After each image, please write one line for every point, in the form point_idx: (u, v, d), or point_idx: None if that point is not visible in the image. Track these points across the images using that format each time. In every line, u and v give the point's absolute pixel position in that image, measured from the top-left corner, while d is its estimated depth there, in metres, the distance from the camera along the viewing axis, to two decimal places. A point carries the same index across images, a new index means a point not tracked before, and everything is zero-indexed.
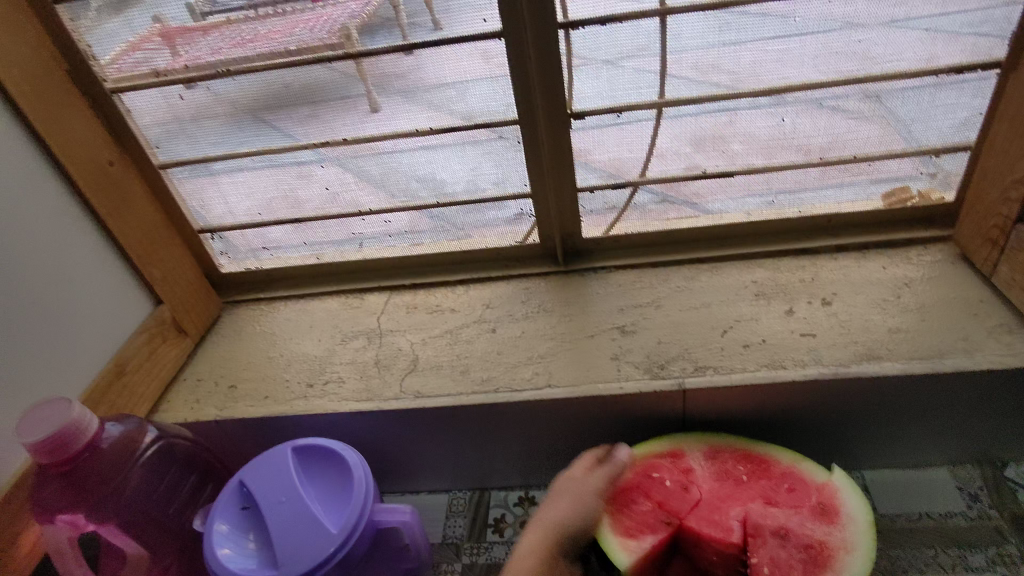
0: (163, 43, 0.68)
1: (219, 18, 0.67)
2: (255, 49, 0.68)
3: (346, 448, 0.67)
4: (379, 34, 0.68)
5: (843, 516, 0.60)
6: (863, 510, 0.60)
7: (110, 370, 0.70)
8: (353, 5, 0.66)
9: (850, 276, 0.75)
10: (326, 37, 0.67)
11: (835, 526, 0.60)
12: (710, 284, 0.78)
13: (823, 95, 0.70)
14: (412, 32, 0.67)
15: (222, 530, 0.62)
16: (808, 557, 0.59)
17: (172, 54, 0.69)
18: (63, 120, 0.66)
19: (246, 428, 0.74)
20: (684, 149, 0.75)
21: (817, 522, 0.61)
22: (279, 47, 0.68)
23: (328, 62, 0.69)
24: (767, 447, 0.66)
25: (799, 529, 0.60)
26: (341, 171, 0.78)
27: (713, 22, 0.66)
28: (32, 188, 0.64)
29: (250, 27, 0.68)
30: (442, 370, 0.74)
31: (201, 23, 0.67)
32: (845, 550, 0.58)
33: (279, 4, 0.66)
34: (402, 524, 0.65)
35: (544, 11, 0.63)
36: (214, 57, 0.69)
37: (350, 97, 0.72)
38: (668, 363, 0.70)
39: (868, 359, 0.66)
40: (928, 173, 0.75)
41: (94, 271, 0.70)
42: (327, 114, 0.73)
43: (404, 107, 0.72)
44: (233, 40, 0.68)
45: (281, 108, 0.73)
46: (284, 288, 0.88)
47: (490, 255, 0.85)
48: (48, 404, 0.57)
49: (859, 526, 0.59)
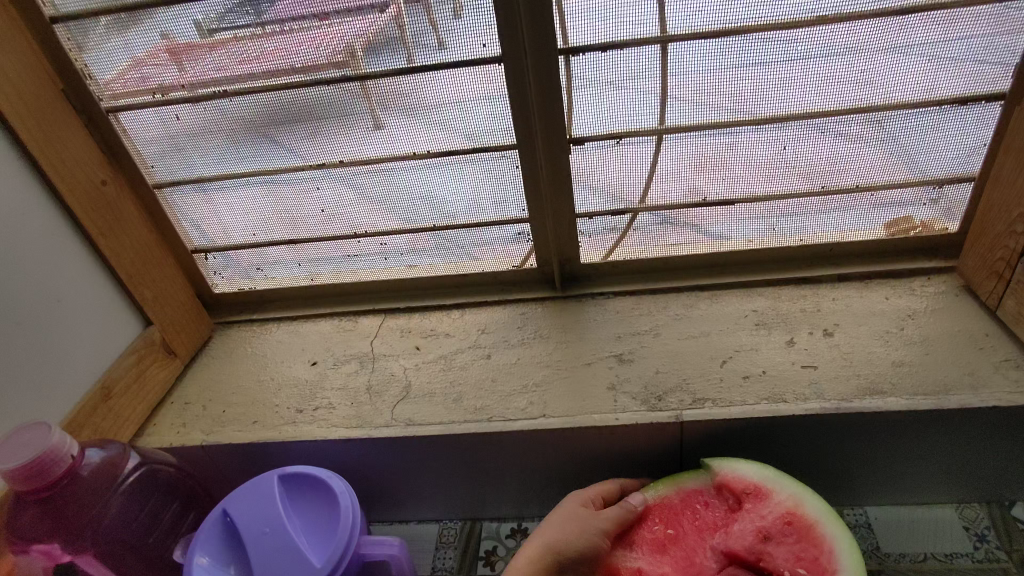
0: (170, 60, 0.67)
1: (226, 36, 0.66)
2: (261, 67, 0.67)
3: (334, 476, 0.65)
4: (384, 54, 0.66)
5: (763, 487, 0.60)
6: (777, 474, 0.60)
7: (96, 392, 0.68)
8: (358, 24, 0.64)
9: (853, 306, 0.74)
10: (331, 56, 0.66)
11: (772, 497, 0.59)
12: (709, 313, 0.77)
13: (827, 123, 0.69)
14: (416, 53, 0.65)
15: (202, 563, 0.59)
16: (798, 537, 0.57)
17: (178, 71, 0.68)
18: (56, 138, 0.66)
19: (233, 454, 0.72)
20: (684, 175, 0.74)
21: (754, 503, 0.59)
22: (285, 65, 0.67)
23: (330, 81, 0.68)
24: (649, 492, 0.62)
25: (761, 523, 0.58)
26: (338, 192, 0.77)
27: (715, 50, 0.64)
28: (22, 207, 0.63)
29: (255, 45, 0.66)
30: (435, 398, 0.72)
31: (208, 41, 0.66)
32: (800, 505, 0.58)
33: (285, 22, 0.64)
34: (391, 557, 0.63)
35: (543, 36, 0.63)
36: (220, 74, 0.68)
37: (349, 118, 0.71)
38: (665, 394, 0.68)
39: (872, 394, 0.64)
40: (931, 201, 0.73)
41: (82, 291, 0.69)
42: (325, 135, 0.72)
43: (403, 130, 0.71)
44: (239, 57, 0.67)
45: (279, 128, 0.72)
46: (277, 309, 0.87)
47: (487, 278, 0.84)
48: (28, 429, 0.56)
49: (781, 481, 0.59)
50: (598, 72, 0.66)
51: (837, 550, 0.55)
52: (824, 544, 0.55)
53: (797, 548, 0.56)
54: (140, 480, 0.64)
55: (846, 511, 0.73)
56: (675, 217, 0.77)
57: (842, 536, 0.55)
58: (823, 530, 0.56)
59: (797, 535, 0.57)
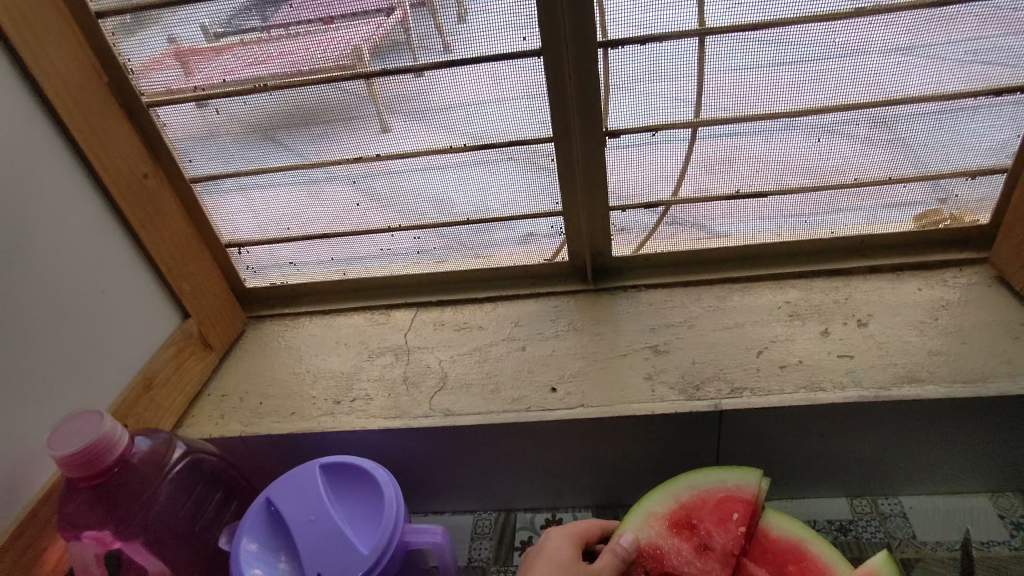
0: (176, 63, 0.68)
1: (233, 40, 0.67)
2: (267, 70, 0.68)
3: (378, 467, 0.65)
4: (391, 56, 0.67)
5: (642, 538, 0.53)
6: (639, 502, 0.55)
7: (138, 384, 0.69)
8: (366, 27, 0.65)
9: (885, 297, 0.75)
10: (339, 59, 0.67)
11: (664, 518, 0.54)
12: (742, 304, 0.77)
13: (861, 117, 0.69)
14: (423, 57, 0.66)
15: (251, 550, 0.60)
16: (701, 513, 0.54)
17: (185, 74, 0.69)
18: (101, 132, 0.67)
19: (272, 445, 0.73)
20: (717, 169, 0.74)
21: (670, 544, 0.52)
22: (291, 68, 0.68)
23: (339, 82, 0.69)
24: None
25: (699, 553, 0.52)
26: (353, 192, 0.78)
27: (753, 44, 0.65)
28: (69, 201, 0.64)
29: (262, 49, 0.67)
30: (472, 388, 0.73)
31: (214, 45, 0.67)
32: (674, 506, 0.55)
33: (291, 26, 0.65)
34: (433, 545, 0.63)
35: (583, 29, 0.63)
36: (226, 78, 0.69)
37: (362, 117, 0.71)
38: (703, 384, 0.69)
39: (910, 382, 0.64)
40: (936, 197, 0.75)
41: (124, 283, 0.70)
42: (340, 134, 0.73)
43: (419, 128, 0.72)
44: (246, 61, 0.68)
45: (299, 126, 0.73)
46: (310, 302, 0.88)
47: (519, 272, 0.85)
48: (82, 417, 0.57)
49: (642, 507, 0.55)
50: (635, 66, 0.66)
51: (725, 483, 0.55)
52: (721, 489, 0.55)
53: (712, 511, 0.54)
54: (185, 469, 0.65)
55: (880, 500, 0.73)
56: (706, 210, 0.78)
57: (701, 474, 0.57)
58: (701, 489, 0.56)
59: (713, 521, 0.53)
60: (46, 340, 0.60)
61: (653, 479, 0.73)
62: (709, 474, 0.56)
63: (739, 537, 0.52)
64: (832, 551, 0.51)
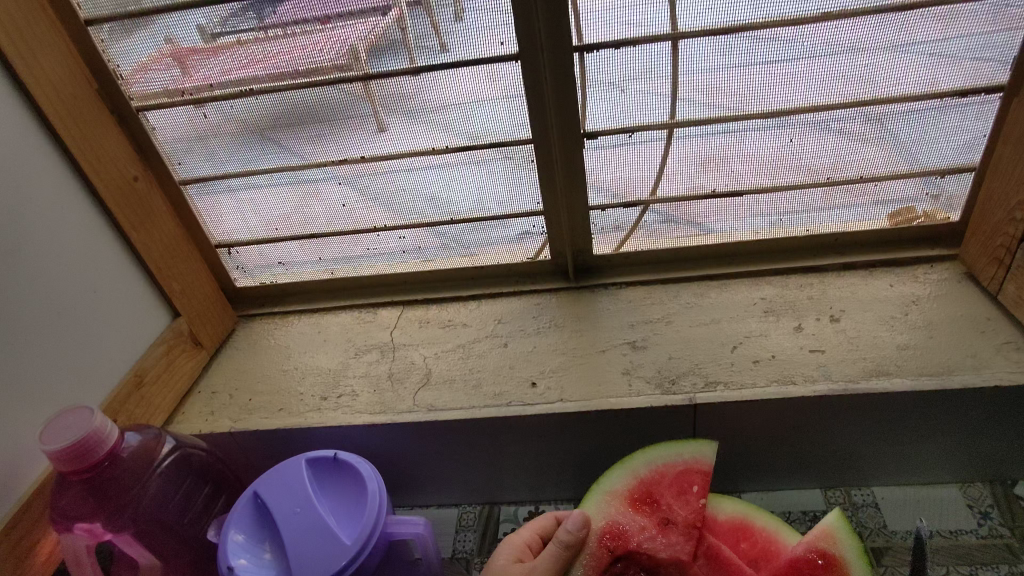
0: (173, 63, 0.70)
1: (230, 39, 0.68)
2: (266, 69, 0.70)
3: (363, 461, 0.67)
4: (387, 56, 0.68)
5: (605, 514, 0.56)
6: (598, 483, 0.58)
7: (129, 381, 0.71)
8: (362, 26, 0.67)
9: (858, 293, 0.77)
10: (336, 58, 0.68)
11: (625, 496, 0.57)
12: (719, 300, 0.79)
13: (832, 117, 0.71)
14: (420, 55, 0.68)
15: (238, 541, 0.62)
16: (664, 490, 0.57)
17: (182, 73, 0.71)
18: (92, 136, 0.69)
19: (260, 440, 0.74)
20: (693, 169, 0.76)
21: (635, 520, 0.55)
22: (289, 67, 0.70)
23: (334, 83, 0.70)
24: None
25: (661, 527, 0.55)
26: (347, 189, 0.79)
27: (724, 47, 0.67)
28: (60, 203, 0.65)
29: (259, 48, 0.69)
30: (455, 384, 0.75)
31: (212, 44, 0.69)
32: (632, 483, 0.58)
33: (288, 25, 0.67)
34: (415, 536, 0.65)
35: (559, 34, 0.65)
36: (225, 77, 0.71)
37: (354, 117, 0.73)
38: (678, 378, 0.71)
39: (878, 376, 0.66)
40: (930, 194, 0.76)
41: (115, 283, 0.71)
42: (331, 134, 0.75)
43: (409, 128, 0.73)
44: (244, 60, 0.70)
45: (291, 127, 0.74)
46: (298, 302, 0.89)
47: (502, 271, 0.86)
48: (72, 413, 0.59)
49: (602, 488, 0.58)
50: (610, 69, 0.68)
51: (682, 458, 0.59)
52: (677, 463, 0.59)
53: (669, 484, 0.57)
54: (173, 463, 0.66)
55: (853, 492, 0.75)
56: (683, 210, 0.80)
57: (657, 452, 0.60)
58: (658, 465, 0.59)
59: (673, 493, 0.57)
60: (38, 340, 0.62)
61: None
62: (668, 450, 0.60)
63: (698, 507, 0.56)
64: (773, 520, 0.57)
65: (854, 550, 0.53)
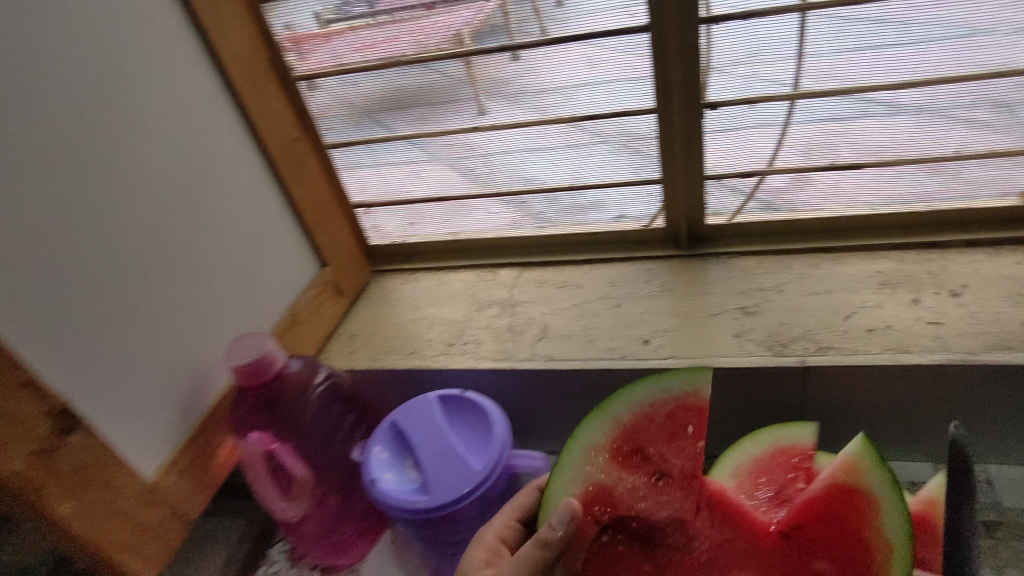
0: (293, 48, 0.80)
1: (342, 26, 0.78)
2: (374, 54, 0.79)
3: (489, 402, 0.74)
4: (489, 39, 0.76)
5: (586, 478, 0.49)
6: (579, 436, 0.51)
7: (287, 317, 0.81)
8: (466, 13, 0.75)
9: (984, 270, 0.75)
10: (440, 43, 0.77)
11: (603, 455, 0.50)
12: (834, 272, 0.80)
13: (966, 89, 0.70)
14: (519, 37, 0.75)
15: (382, 459, 0.71)
16: (643, 438, 0.50)
17: (300, 57, 0.81)
18: (263, 101, 0.78)
19: (394, 378, 0.83)
20: (813, 142, 0.77)
21: (620, 485, 0.49)
22: (393, 51, 0.79)
23: (441, 66, 0.79)
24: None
25: (650, 491, 0.49)
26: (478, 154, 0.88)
27: (854, 18, 0.67)
28: (237, 160, 0.76)
29: (369, 34, 0.78)
30: (571, 337, 0.80)
31: (325, 30, 0.79)
32: (613, 435, 0.50)
33: (396, 13, 0.76)
34: (536, 469, 0.72)
35: (688, 8, 0.68)
36: (335, 61, 0.81)
37: (456, 97, 0.82)
38: (789, 342, 0.73)
39: (1000, 348, 0.66)
40: None
41: (277, 232, 0.82)
42: (432, 115, 0.84)
43: (505, 108, 0.81)
44: (355, 45, 0.79)
45: (395, 108, 0.84)
46: (424, 261, 0.98)
47: (615, 237, 0.89)
48: (249, 337, 0.69)
49: (574, 448, 0.50)
50: (737, 40, 0.71)
51: (653, 392, 0.51)
52: (666, 400, 0.51)
53: (658, 429, 0.50)
54: (325, 392, 0.76)
55: None
56: (800, 182, 0.80)
57: (642, 387, 0.51)
58: (642, 404, 0.51)
59: (665, 437, 0.50)
60: (224, 276, 0.73)
61: (737, 430, 0.78)
62: (650, 387, 0.51)
63: (695, 452, 0.49)
64: (937, 487, 0.63)
65: (879, 477, 0.47)
